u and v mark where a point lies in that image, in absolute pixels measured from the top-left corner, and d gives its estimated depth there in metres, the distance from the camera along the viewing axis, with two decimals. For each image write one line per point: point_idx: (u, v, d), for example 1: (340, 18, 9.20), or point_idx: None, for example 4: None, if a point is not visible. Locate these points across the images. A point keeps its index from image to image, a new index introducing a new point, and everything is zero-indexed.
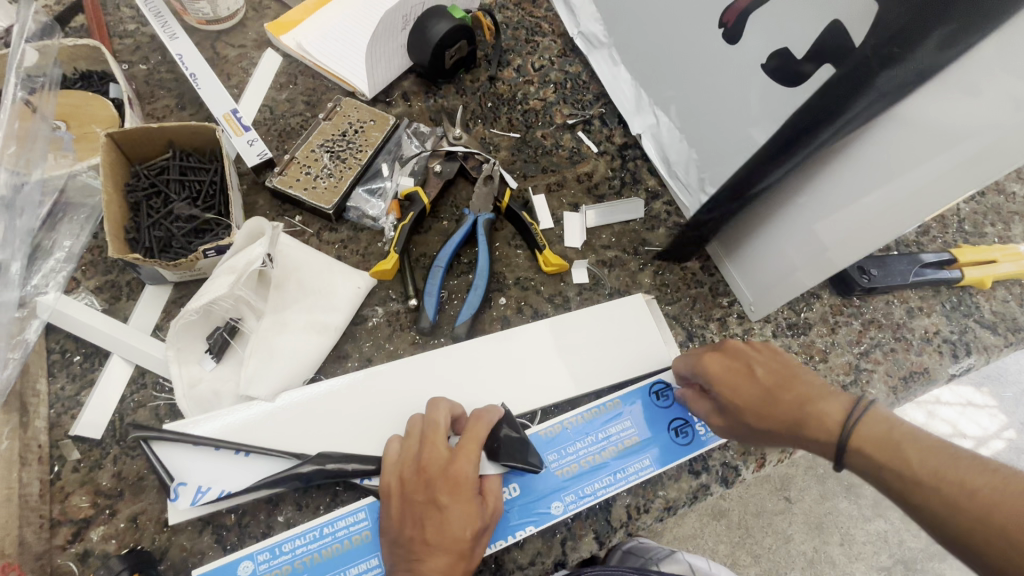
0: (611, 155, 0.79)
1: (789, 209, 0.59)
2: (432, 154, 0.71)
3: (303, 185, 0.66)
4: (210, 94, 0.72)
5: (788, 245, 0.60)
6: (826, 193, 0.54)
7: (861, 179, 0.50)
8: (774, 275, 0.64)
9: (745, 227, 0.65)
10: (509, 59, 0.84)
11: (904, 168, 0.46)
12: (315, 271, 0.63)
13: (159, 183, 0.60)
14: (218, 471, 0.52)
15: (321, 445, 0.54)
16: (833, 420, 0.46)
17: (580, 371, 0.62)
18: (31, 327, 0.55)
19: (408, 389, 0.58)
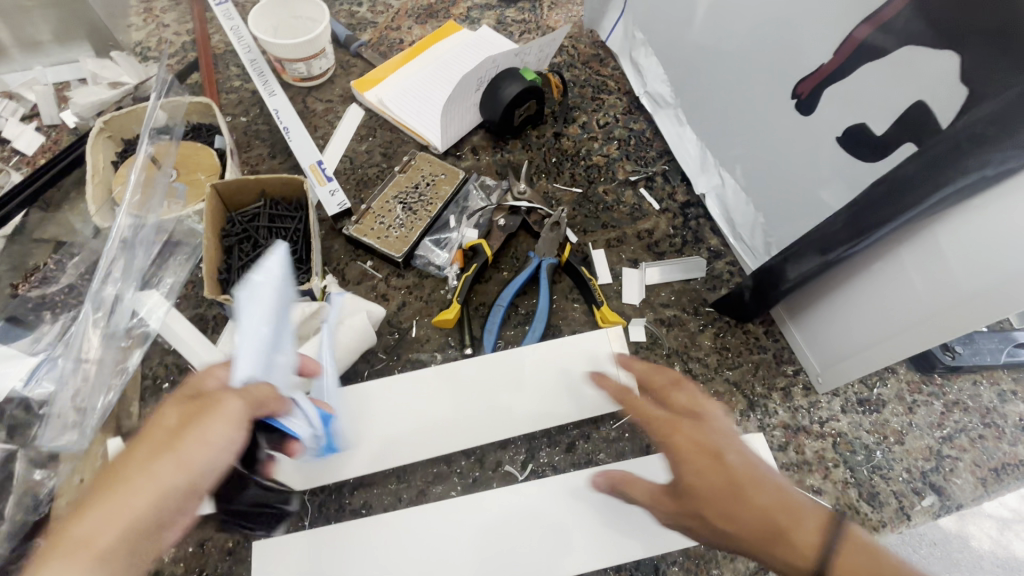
0: (674, 212, 0.79)
1: (868, 281, 0.56)
2: (497, 208, 0.74)
3: (376, 234, 0.70)
4: (300, 147, 0.79)
5: (867, 316, 0.57)
6: (910, 266, 0.51)
7: (955, 251, 0.47)
8: (848, 350, 0.61)
9: (814, 296, 0.63)
10: (575, 115, 0.88)
11: (1006, 242, 0.43)
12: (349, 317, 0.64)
13: (250, 229, 0.66)
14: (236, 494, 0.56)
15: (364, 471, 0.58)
16: (810, 546, 0.37)
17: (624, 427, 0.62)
18: (133, 356, 0.61)
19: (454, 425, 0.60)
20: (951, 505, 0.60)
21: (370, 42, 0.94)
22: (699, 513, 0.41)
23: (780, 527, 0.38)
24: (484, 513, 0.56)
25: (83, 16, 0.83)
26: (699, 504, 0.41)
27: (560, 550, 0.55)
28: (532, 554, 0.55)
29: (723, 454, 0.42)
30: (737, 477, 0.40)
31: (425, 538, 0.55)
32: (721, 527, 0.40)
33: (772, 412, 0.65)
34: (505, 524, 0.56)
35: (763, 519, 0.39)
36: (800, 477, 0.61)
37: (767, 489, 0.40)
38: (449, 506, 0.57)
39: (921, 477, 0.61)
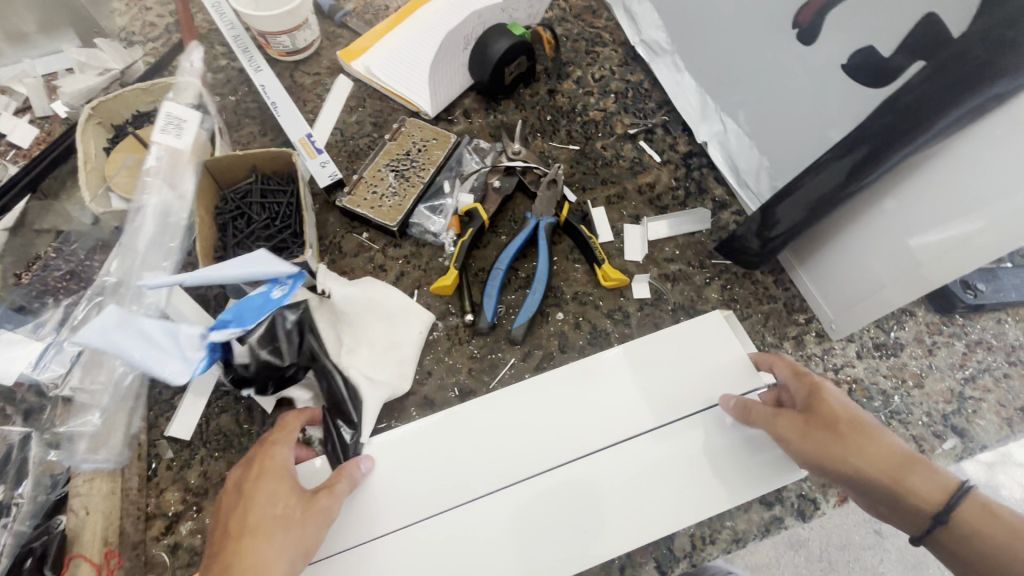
0: (676, 163, 0.76)
1: (886, 218, 0.52)
2: (491, 170, 0.73)
3: (370, 204, 0.69)
4: (287, 120, 0.75)
5: (881, 254, 0.54)
6: (934, 199, 0.47)
7: (970, 178, 0.44)
8: (859, 293, 0.58)
9: (823, 240, 0.60)
10: (569, 71, 0.85)
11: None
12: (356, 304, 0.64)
13: (243, 206, 0.65)
14: None
15: (383, 479, 0.55)
16: (930, 493, 0.43)
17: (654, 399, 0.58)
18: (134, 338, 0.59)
19: (467, 420, 0.58)
20: (974, 447, 0.58)
21: (354, 10, 0.91)
22: (820, 433, 0.48)
23: (907, 464, 0.44)
24: (513, 505, 0.54)
25: (64, 5, 0.82)
26: (832, 425, 0.48)
27: (592, 537, 0.53)
28: (561, 544, 0.53)
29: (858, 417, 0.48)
30: (867, 425, 0.47)
31: (457, 535, 0.53)
32: (842, 442, 0.46)
33: None
34: (538, 514, 0.54)
35: (879, 471, 0.45)
36: None
37: (885, 440, 0.46)
38: (476, 501, 0.54)
39: (942, 420, 0.59)
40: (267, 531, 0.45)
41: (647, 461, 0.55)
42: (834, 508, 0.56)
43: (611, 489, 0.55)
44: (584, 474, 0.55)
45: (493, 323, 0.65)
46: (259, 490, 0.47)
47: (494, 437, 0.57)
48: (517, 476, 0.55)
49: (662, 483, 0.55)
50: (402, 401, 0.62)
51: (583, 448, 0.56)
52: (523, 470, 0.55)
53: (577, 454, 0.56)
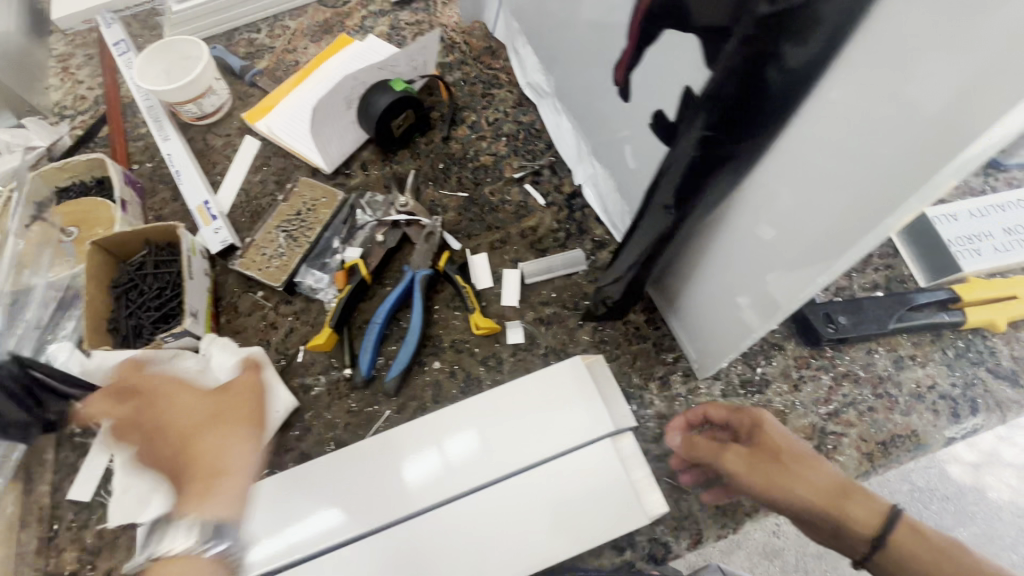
0: (559, 205, 0.77)
1: (734, 243, 0.50)
2: (378, 224, 0.76)
3: (258, 266, 0.73)
4: (189, 188, 0.80)
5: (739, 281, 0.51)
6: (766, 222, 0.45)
7: (785, 199, 0.41)
8: (722, 322, 0.57)
9: (682, 271, 0.61)
10: (464, 116, 0.87)
11: (823, 188, 0.38)
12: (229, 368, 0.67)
13: (135, 277, 0.69)
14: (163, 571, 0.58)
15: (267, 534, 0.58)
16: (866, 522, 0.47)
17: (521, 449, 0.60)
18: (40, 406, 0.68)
19: (346, 472, 0.61)
20: None
21: (267, 69, 0.96)
22: (763, 455, 0.52)
23: (844, 491, 0.48)
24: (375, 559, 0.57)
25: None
26: (769, 453, 0.52)
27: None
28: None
29: (800, 449, 0.52)
30: (780, 453, 0.52)
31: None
32: (785, 463, 0.51)
33: (648, 403, 0.64)
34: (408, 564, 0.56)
35: (815, 501, 0.48)
36: (673, 468, 0.60)
37: (826, 467, 0.51)
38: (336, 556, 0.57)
39: None
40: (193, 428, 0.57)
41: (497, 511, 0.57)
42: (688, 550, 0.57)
43: (468, 538, 0.56)
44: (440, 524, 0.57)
45: (369, 376, 0.68)
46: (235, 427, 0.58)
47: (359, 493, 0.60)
48: (376, 529, 0.58)
49: (513, 532, 0.57)
50: (282, 456, 0.65)
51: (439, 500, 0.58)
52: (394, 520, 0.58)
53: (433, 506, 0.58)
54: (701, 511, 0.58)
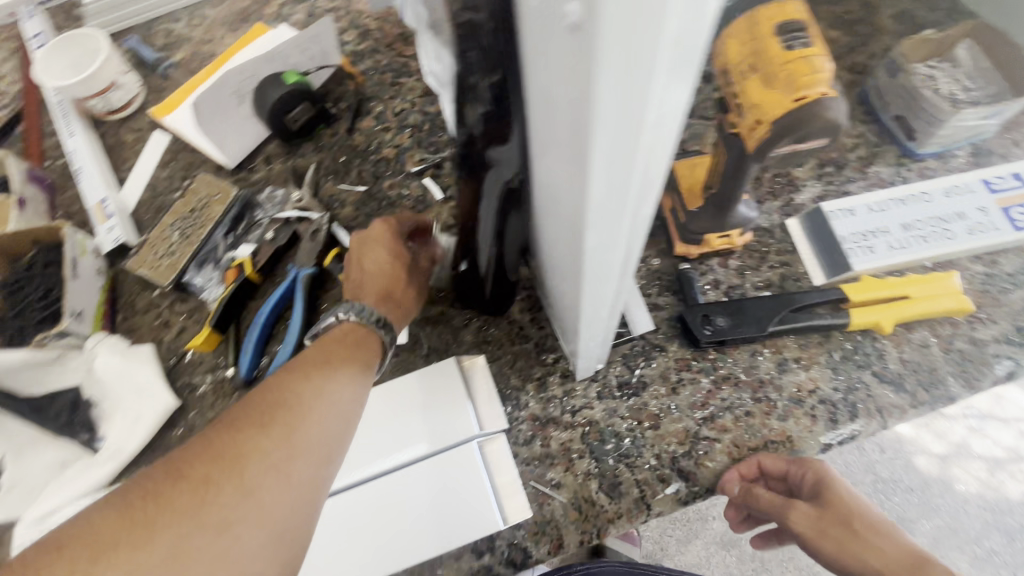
0: (457, 200, 0.76)
1: (550, 236, 0.46)
2: (271, 221, 0.75)
3: (149, 264, 0.73)
4: (89, 185, 0.80)
5: (561, 279, 0.47)
6: (551, 211, 0.41)
7: (551, 195, 0.38)
8: (567, 322, 0.54)
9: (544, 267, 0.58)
10: (371, 106, 0.85)
11: (559, 185, 0.35)
12: (113, 371, 0.67)
13: (24, 278, 0.70)
14: None
15: None
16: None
17: (382, 449, 0.60)
18: None
19: None
20: (699, 491, 0.57)
21: (182, 60, 0.94)
22: (841, 524, 0.53)
23: (919, 565, 0.50)
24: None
25: None
26: (830, 522, 0.54)
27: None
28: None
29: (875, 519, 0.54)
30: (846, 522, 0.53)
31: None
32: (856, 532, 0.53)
33: (523, 405, 0.63)
34: None
35: (885, 566, 0.51)
36: (540, 472, 0.59)
37: (893, 540, 0.52)
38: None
39: (669, 463, 0.58)
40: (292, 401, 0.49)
41: (347, 517, 0.57)
42: (549, 556, 0.56)
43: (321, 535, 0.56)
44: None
45: (250, 377, 0.67)
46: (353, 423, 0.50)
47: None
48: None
49: (367, 534, 0.56)
50: (161, 455, 0.65)
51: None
52: None
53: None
54: (563, 517, 0.57)
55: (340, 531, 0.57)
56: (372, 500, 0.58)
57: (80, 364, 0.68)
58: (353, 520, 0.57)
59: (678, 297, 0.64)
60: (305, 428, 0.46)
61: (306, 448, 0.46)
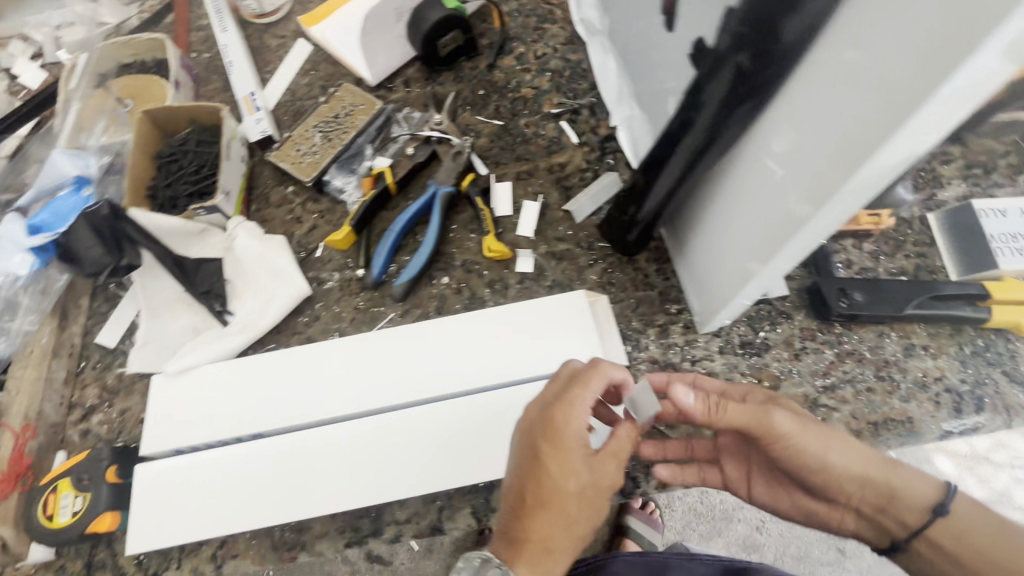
0: (592, 146, 0.77)
1: (732, 201, 0.50)
2: (410, 138, 0.77)
3: (292, 160, 0.76)
4: (239, 79, 0.83)
5: (733, 241, 0.52)
6: (756, 178, 0.45)
7: (778, 154, 0.41)
8: (722, 275, 0.56)
9: (693, 225, 0.61)
10: (513, 47, 0.86)
11: (791, 156, 0.39)
12: (252, 252, 0.71)
13: (179, 152, 0.73)
14: (163, 413, 0.62)
15: (258, 404, 0.62)
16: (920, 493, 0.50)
17: (507, 368, 0.62)
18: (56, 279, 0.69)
19: (339, 359, 0.63)
20: None
21: None
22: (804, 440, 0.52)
23: (887, 467, 0.51)
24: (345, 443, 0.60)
25: None
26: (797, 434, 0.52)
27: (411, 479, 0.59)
28: (378, 478, 0.59)
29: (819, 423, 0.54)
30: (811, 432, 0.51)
31: (293, 457, 0.60)
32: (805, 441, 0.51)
33: (643, 347, 0.64)
34: (386, 449, 0.60)
35: (863, 472, 0.51)
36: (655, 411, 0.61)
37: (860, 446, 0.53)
38: (314, 433, 0.60)
39: None
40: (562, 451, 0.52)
41: (470, 420, 0.60)
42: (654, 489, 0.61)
43: (444, 437, 0.60)
44: (412, 421, 0.60)
45: (380, 279, 0.70)
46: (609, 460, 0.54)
47: (341, 383, 0.63)
48: (352, 417, 0.61)
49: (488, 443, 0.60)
50: (287, 338, 0.69)
51: (413, 397, 0.62)
52: (380, 405, 0.62)
53: (408, 403, 0.62)
54: None
55: (461, 435, 0.60)
56: (495, 413, 0.60)
57: (221, 241, 0.71)
58: (475, 428, 0.60)
59: (811, 269, 0.65)
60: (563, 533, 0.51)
61: (578, 523, 0.52)
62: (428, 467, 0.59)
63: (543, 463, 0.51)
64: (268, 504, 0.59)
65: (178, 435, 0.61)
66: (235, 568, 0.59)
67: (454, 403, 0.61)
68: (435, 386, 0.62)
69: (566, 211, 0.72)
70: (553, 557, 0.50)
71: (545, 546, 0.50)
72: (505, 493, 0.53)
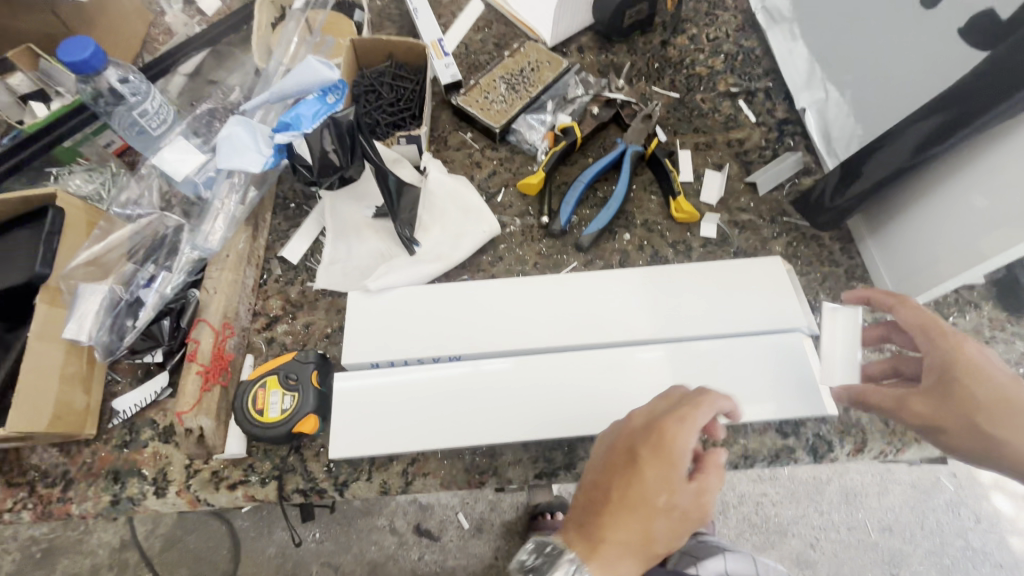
0: (769, 127, 0.79)
1: (972, 181, 0.55)
2: (594, 99, 0.79)
3: (480, 106, 0.78)
4: (424, 25, 0.86)
5: (959, 221, 0.56)
6: (1018, 161, 0.50)
7: None
8: (925, 257, 0.61)
9: (894, 207, 0.64)
10: (685, 28, 0.88)
11: None
12: (443, 188, 0.72)
13: (377, 84, 0.75)
14: (362, 324, 0.63)
15: (457, 328, 0.64)
16: None
17: (702, 321, 0.63)
18: (250, 194, 0.70)
19: (536, 296, 0.66)
20: None
21: None
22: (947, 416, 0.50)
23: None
24: (542, 375, 0.61)
25: None
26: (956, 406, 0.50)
27: (606, 416, 0.59)
28: (572, 412, 0.60)
29: (1011, 395, 0.49)
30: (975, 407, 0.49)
31: (490, 381, 0.61)
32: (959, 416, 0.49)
33: None
34: (583, 384, 0.61)
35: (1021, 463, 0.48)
36: None
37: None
38: (514, 361, 0.62)
39: None
40: (666, 460, 0.48)
41: (668, 366, 0.61)
42: (847, 457, 0.59)
43: (640, 378, 0.61)
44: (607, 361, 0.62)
45: (565, 228, 0.71)
46: (709, 478, 0.50)
47: (535, 320, 0.65)
48: (548, 350, 0.63)
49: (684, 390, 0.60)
50: (472, 273, 0.70)
51: (606, 341, 0.63)
52: (575, 343, 0.63)
53: (601, 345, 0.63)
54: (870, 425, 0.59)
55: (657, 379, 0.61)
56: (691, 360, 0.61)
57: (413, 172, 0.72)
58: (672, 372, 0.61)
59: None
60: (618, 533, 0.48)
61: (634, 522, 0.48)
62: (625, 405, 0.60)
63: (638, 472, 0.49)
64: (465, 420, 0.59)
65: (376, 348, 0.62)
66: (424, 486, 0.59)
67: (651, 347, 0.62)
68: (628, 331, 0.64)
69: (747, 183, 0.74)
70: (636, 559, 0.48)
71: (619, 548, 0.48)
72: (581, 491, 0.52)
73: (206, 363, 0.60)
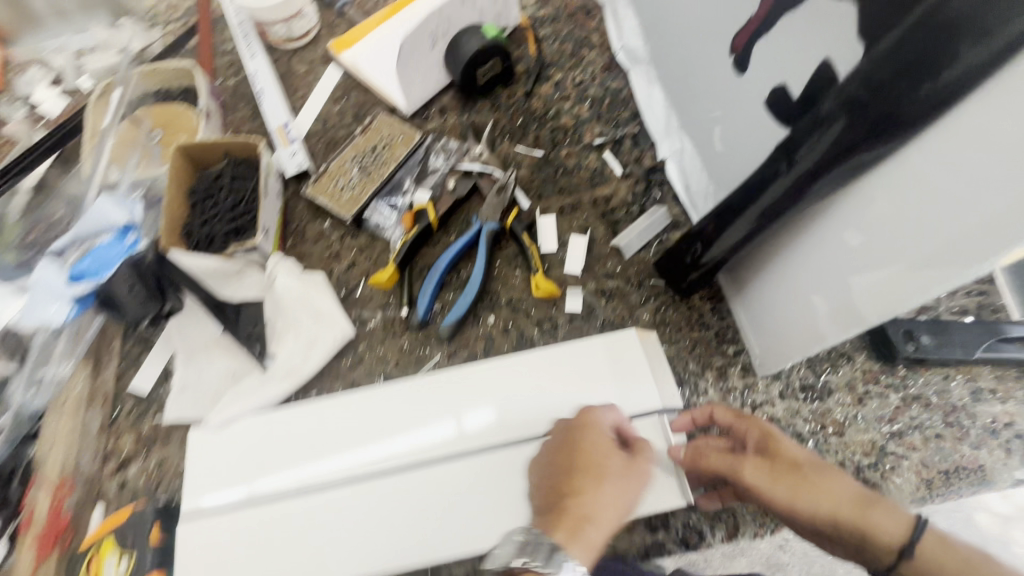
0: (637, 178, 0.75)
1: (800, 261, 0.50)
2: (450, 171, 0.75)
3: (330, 195, 0.74)
4: (270, 110, 0.82)
5: (797, 298, 0.52)
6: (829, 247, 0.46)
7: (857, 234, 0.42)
8: (784, 319, 0.55)
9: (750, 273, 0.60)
10: (550, 74, 0.84)
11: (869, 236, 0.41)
12: (293, 294, 0.69)
13: (214, 189, 0.70)
14: (207, 460, 0.60)
15: (302, 454, 0.60)
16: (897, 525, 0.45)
17: (561, 414, 0.60)
18: (88, 330, 0.67)
19: (387, 408, 0.62)
20: None
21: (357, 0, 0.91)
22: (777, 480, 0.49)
23: (864, 504, 0.47)
24: (397, 498, 0.57)
25: None
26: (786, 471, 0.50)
27: (463, 535, 0.56)
28: (429, 536, 0.56)
29: (812, 460, 0.50)
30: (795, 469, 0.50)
31: (339, 513, 0.57)
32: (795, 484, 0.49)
33: (701, 392, 0.63)
34: (438, 502, 0.57)
35: (835, 512, 0.47)
36: None
37: (841, 479, 0.49)
38: (365, 485, 0.58)
39: (854, 472, 0.58)
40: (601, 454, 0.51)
41: (525, 471, 0.58)
42: (722, 543, 0.57)
43: (497, 489, 0.57)
44: (461, 475, 0.58)
45: (425, 320, 0.68)
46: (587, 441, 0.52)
47: (387, 433, 0.60)
48: (399, 467, 0.59)
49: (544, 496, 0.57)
50: (332, 383, 0.67)
51: (464, 448, 0.59)
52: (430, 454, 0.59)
53: (457, 454, 0.59)
54: (742, 507, 0.57)
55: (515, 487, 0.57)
56: None
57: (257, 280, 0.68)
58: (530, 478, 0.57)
59: None
60: (578, 502, 0.48)
61: (591, 486, 0.49)
62: (481, 521, 0.56)
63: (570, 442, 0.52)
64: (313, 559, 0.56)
65: (218, 491, 0.59)
66: None
67: (509, 450, 0.59)
68: (485, 434, 0.60)
69: (614, 246, 0.70)
70: (590, 522, 0.47)
71: (573, 520, 0.47)
72: None
73: (41, 529, 0.58)
